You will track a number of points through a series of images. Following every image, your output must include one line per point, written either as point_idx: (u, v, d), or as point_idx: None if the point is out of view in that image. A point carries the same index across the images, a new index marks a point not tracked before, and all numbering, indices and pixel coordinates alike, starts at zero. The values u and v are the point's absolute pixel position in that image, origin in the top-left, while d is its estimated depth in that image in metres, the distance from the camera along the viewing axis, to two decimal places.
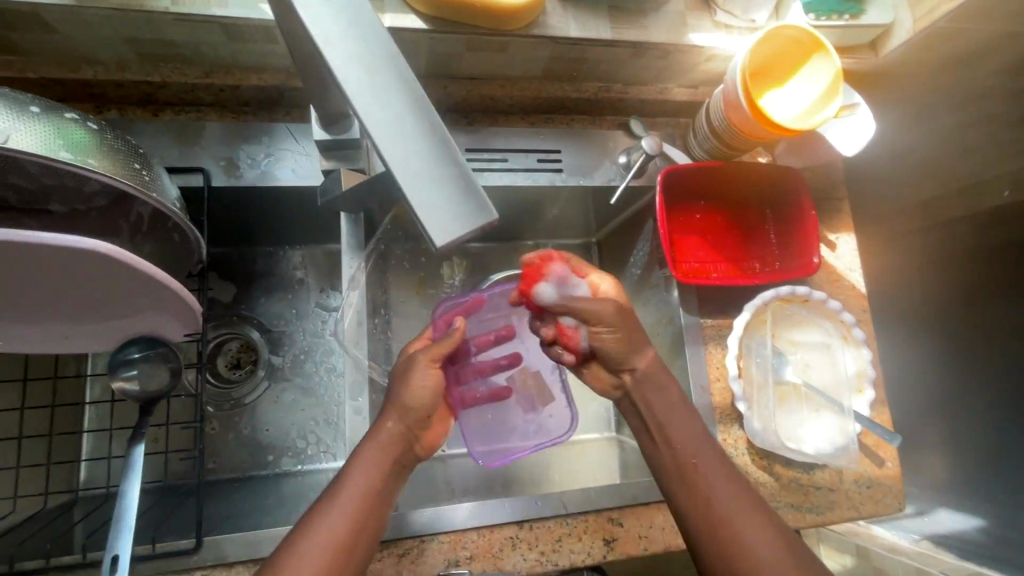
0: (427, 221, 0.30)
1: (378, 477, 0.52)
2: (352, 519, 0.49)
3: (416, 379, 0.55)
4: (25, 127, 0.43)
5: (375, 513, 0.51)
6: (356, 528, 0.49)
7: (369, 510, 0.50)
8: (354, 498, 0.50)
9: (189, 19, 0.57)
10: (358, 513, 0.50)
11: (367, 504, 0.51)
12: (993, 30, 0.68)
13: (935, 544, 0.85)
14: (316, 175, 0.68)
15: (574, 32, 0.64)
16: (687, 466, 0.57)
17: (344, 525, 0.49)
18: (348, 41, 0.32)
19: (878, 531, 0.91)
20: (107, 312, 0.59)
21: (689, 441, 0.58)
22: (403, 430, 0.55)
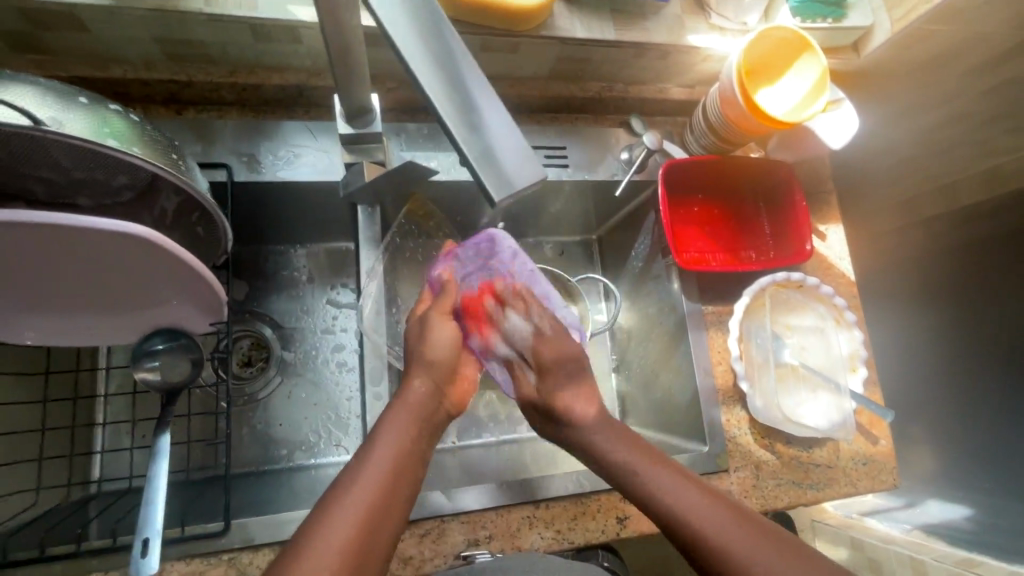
0: (486, 179, 0.35)
1: (408, 440, 0.53)
2: (383, 483, 0.49)
3: (435, 335, 0.63)
4: (76, 116, 0.47)
5: (408, 477, 0.51)
6: (389, 493, 0.49)
7: (400, 472, 0.51)
8: (388, 462, 0.51)
9: (221, 20, 0.60)
10: (389, 477, 0.50)
11: (398, 469, 0.51)
12: (963, 32, 0.74)
13: (924, 533, 0.87)
14: (336, 171, 0.71)
15: (580, 33, 0.68)
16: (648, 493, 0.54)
17: (376, 487, 0.48)
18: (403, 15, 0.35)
19: (869, 522, 0.94)
20: (135, 301, 0.61)
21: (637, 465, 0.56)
22: (428, 392, 0.59)
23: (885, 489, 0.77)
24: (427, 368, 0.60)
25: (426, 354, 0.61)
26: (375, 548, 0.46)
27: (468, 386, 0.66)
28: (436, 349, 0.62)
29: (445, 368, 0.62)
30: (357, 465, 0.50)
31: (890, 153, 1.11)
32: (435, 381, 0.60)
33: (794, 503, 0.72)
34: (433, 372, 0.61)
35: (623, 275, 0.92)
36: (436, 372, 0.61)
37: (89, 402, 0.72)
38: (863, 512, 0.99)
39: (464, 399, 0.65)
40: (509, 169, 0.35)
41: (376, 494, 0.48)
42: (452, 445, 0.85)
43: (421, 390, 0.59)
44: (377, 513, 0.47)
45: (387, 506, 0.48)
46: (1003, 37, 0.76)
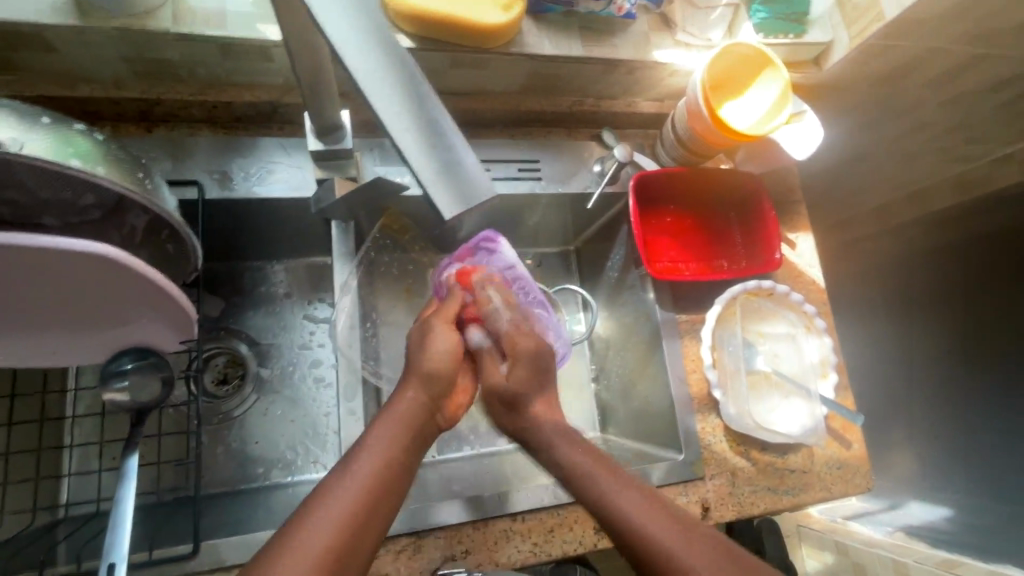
0: (437, 198, 0.34)
1: (393, 453, 0.52)
2: (360, 502, 0.48)
3: (436, 344, 0.61)
4: (38, 137, 0.47)
5: (387, 496, 0.50)
6: (368, 513, 0.48)
7: (387, 482, 0.50)
8: (368, 477, 0.49)
9: (189, 39, 0.60)
10: (367, 495, 0.48)
11: (378, 487, 0.49)
12: (917, 47, 0.77)
13: (908, 534, 0.88)
14: (309, 186, 0.71)
15: (549, 49, 0.69)
16: (621, 521, 0.51)
17: (351, 507, 0.47)
18: (357, 34, 0.35)
19: (851, 526, 0.94)
20: (102, 321, 0.61)
21: (612, 493, 0.53)
22: (421, 401, 0.58)
23: (860, 493, 0.77)
24: (426, 380, 0.59)
25: (425, 365, 0.60)
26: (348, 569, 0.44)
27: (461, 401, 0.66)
28: (438, 362, 0.61)
29: (443, 382, 0.61)
30: (341, 477, 0.49)
31: (858, 162, 1.15)
32: (430, 396, 0.59)
33: (770, 509, 0.72)
34: (430, 385, 0.59)
35: (600, 285, 0.92)
36: (433, 386, 0.60)
37: (57, 424, 0.71)
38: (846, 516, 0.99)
39: (456, 413, 0.65)
40: (460, 188, 0.35)
41: (353, 512, 0.47)
42: (431, 460, 0.84)
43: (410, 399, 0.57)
44: (355, 535, 0.46)
45: (364, 526, 0.47)
46: (955, 52, 0.79)
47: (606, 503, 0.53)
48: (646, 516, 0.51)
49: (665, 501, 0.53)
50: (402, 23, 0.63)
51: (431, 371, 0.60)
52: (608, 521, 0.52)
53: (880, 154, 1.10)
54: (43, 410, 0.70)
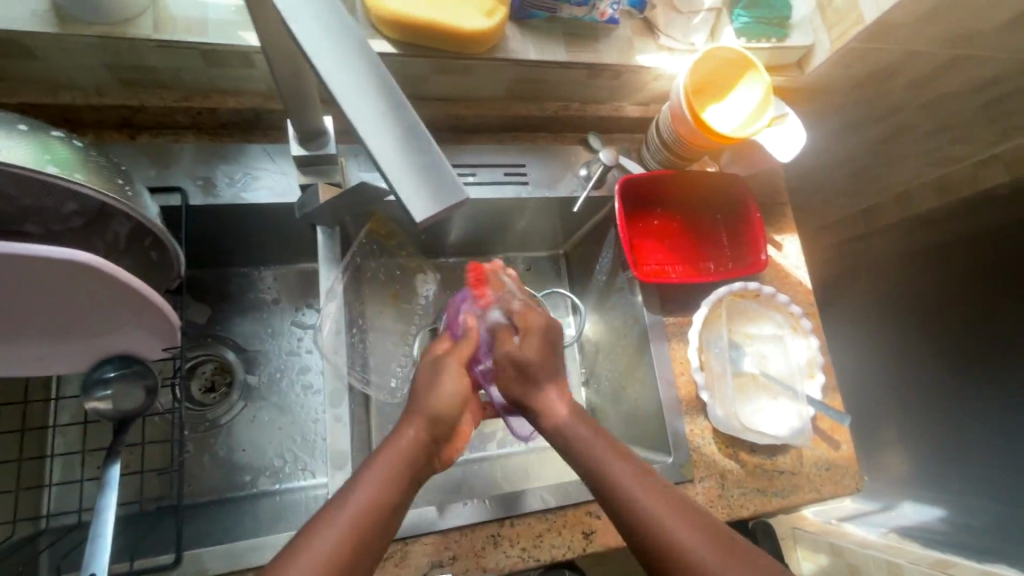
0: (409, 201, 0.33)
1: (392, 486, 0.51)
2: (355, 532, 0.47)
3: (445, 384, 0.59)
4: (15, 144, 0.46)
5: (384, 527, 0.49)
6: (363, 541, 0.47)
7: (379, 520, 0.49)
8: (365, 507, 0.49)
9: (170, 45, 0.60)
10: (363, 525, 0.48)
11: (374, 518, 0.48)
12: (897, 51, 0.78)
13: (901, 536, 0.88)
14: (293, 192, 0.71)
15: (532, 54, 0.70)
16: (624, 505, 0.52)
17: (345, 538, 0.47)
18: (332, 45, 0.35)
19: (846, 528, 0.94)
20: (83, 328, 0.60)
21: (612, 473, 0.54)
22: (423, 437, 0.55)
23: (849, 494, 0.77)
24: (429, 419, 0.56)
25: (430, 404, 0.57)
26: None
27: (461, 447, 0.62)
28: (443, 405, 0.58)
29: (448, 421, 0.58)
30: (338, 505, 0.49)
31: (843, 165, 1.16)
32: (432, 435, 0.56)
33: (759, 511, 0.72)
34: (434, 424, 0.56)
35: (589, 289, 0.93)
36: (437, 427, 0.57)
37: (40, 434, 0.70)
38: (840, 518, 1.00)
39: (456, 456, 0.61)
40: (433, 189, 0.34)
41: (346, 543, 0.46)
42: None
43: (412, 431, 0.55)
44: (349, 564, 0.46)
45: (358, 555, 0.47)
46: (935, 55, 0.80)
47: (606, 480, 0.53)
48: (645, 495, 0.51)
49: (664, 482, 0.53)
50: (385, 29, 0.64)
51: (437, 409, 0.57)
52: (608, 499, 0.53)
53: (865, 156, 1.11)
54: (25, 420, 0.69)
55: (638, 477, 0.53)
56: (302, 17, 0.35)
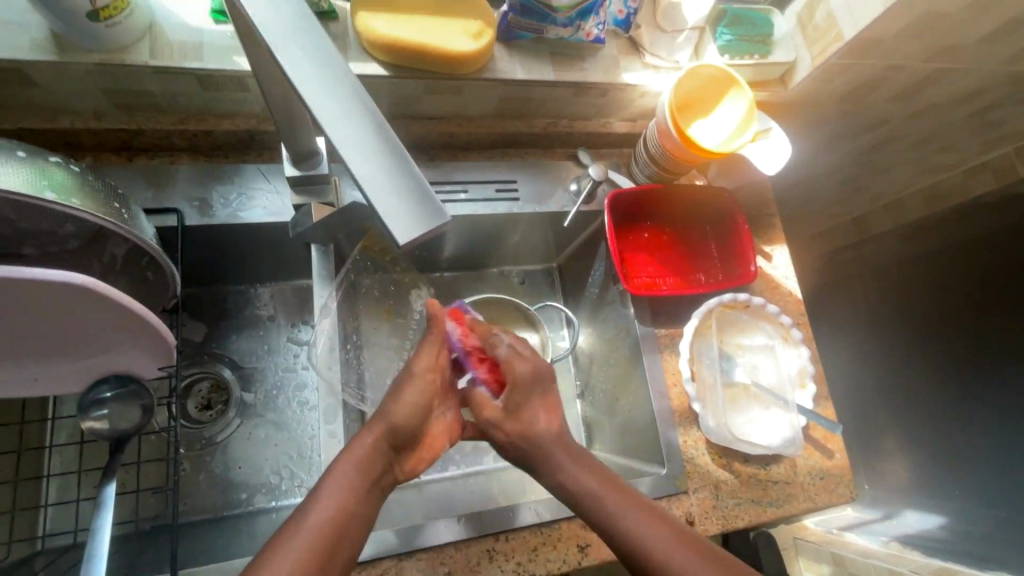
0: (392, 224, 0.34)
1: (349, 495, 0.52)
2: (316, 543, 0.49)
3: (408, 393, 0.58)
4: (13, 170, 0.47)
5: (344, 535, 0.51)
6: (326, 554, 0.49)
7: (340, 531, 0.51)
8: (325, 518, 0.50)
9: (166, 70, 0.62)
10: (323, 537, 0.49)
11: (335, 529, 0.50)
12: (877, 66, 0.80)
13: (902, 545, 0.87)
14: (287, 211, 0.73)
15: (520, 74, 0.72)
16: (619, 530, 0.56)
17: (306, 552, 0.48)
18: (319, 76, 0.37)
19: (847, 537, 0.93)
20: (80, 349, 0.61)
21: (612, 510, 0.57)
22: (380, 444, 0.56)
23: (844, 503, 0.77)
24: (387, 426, 0.57)
25: (390, 413, 0.57)
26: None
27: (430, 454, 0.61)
28: (406, 411, 0.57)
29: (408, 428, 0.58)
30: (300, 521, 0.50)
31: (831, 175, 1.17)
32: (392, 442, 0.57)
33: (754, 522, 0.72)
34: (392, 431, 0.56)
35: (582, 301, 0.93)
36: (394, 433, 0.57)
37: (36, 455, 0.71)
38: (842, 527, 0.98)
39: (421, 465, 0.60)
40: (416, 214, 0.35)
41: (309, 556, 0.48)
42: (417, 481, 0.83)
43: (370, 438, 0.56)
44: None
45: (322, 570, 0.49)
46: (914, 69, 0.82)
47: (604, 513, 0.57)
48: (643, 523, 0.56)
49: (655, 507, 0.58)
50: (376, 52, 0.66)
51: (394, 415, 0.57)
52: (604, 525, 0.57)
53: (852, 166, 1.13)
54: (21, 441, 0.69)
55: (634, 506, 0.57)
56: (288, 47, 0.37)
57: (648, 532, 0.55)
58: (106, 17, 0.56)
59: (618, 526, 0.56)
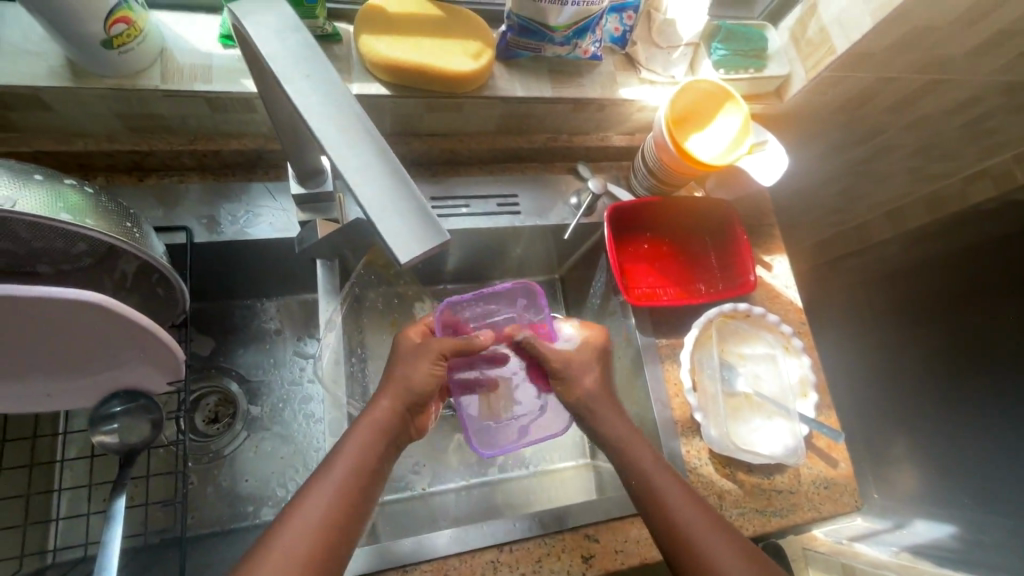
0: (393, 243, 0.35)
1: (366, 455, 0.56)
2: (338, 497, 0.53)
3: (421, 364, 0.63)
4: (29, 193, 0.49)
5: (362, 492, 0.55)
6: (349, 508, 0.53)
7: (362, 479, 0.55)
8: (347, 475, 0.55)
9: (177, 94, 0.64)
10: (348, 489, 0.54)
11: (357, 479, 0.55)
12: (871, 78, 0.81)
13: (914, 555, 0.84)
14: (293, 228, 0.74)
15: (520, 92, 0.74)
16: (638, 474, 0.62)
17: (329, 504, 0.53)
18: (325, 107, 0.38)
19: (858, 547, 0.85)
20: (89, 364, 0.62)
21: (637, 459, 0.63)
22: (396, 407, 0.60)
23: (850, 512, 0.77)
24: (402, 389, 0.61)
25: (404, 375, 0.62)
26: (328, 564, 0.51)
27: (428, 418, 0.68)
28: (418, 381, 0.62)
29: (421, 395, 0.62)
30: (324, 476, 0.54)
31: (831, 185, 1.18)
32: (406, 404, 0.61)
33: (759, 532, 0.72)
34: (405, 395, 0.61)
35: (584, 312, 0.94)
36: (410, 399, 0.61)
37: (47, 469, 0.72)
38: (851, 537, 0.90)
39: (423, 426, 0.67)
40: (418, 233, 0.36)
41: (333, 509, 0.52)
42: (422, 492, 0.84)
43: (387, 401, 0.60)
44: (337, 529, 0.52)
45: (351, 511, 0.53)
46: (908, 80, 0.83)
47: (647, 481, 0.61)
48: (658, 472, 0.62)
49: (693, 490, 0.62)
50: (378, 74, 0.67)
51: (409, 382, 0.62)
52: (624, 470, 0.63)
53: (852, 176, 1.14)
54: (33, 455, 0.71)
55: (678, 484, 0.61)
56: (296, 76, 0.38)
57: (662, 480, 0.61)
58: (119, 44, 0.58)
59: (639, 471, 0.62)
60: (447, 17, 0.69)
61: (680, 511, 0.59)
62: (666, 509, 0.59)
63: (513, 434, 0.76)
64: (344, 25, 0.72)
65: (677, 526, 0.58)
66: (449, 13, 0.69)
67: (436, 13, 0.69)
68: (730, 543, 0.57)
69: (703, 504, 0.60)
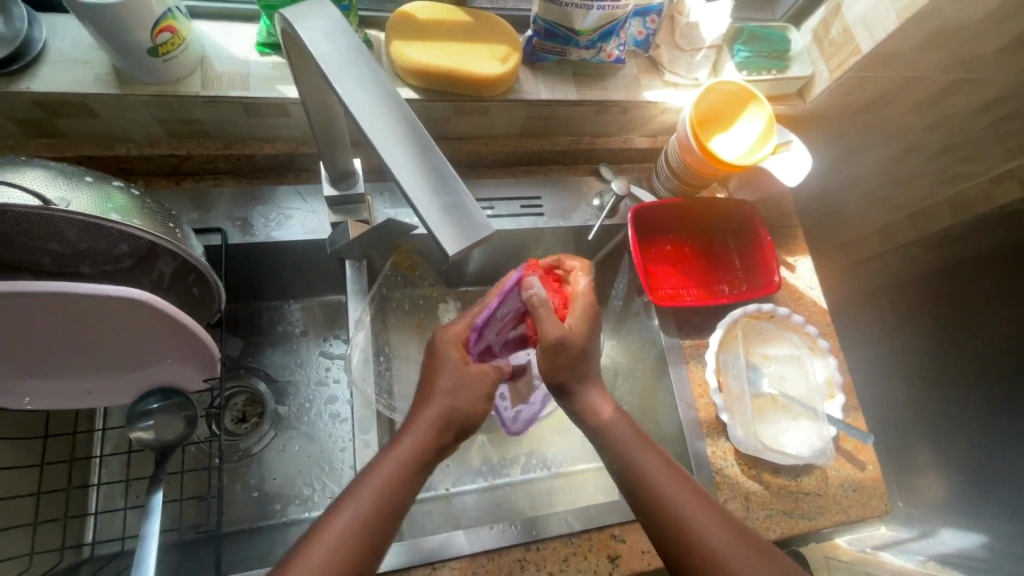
0: (441, 236, 0.36)
1: (401, 479, 0.54)
2: (366, 524, 0.52)
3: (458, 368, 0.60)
4: (81, 194, 0.51)
5: (391, 521, 0.53)
6: (368, 547, 0.51)
7: (397, 497, 0.54)
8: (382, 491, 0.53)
9: (215, 100, 0.66)
10: (380, 505, 0.53)
11: (393, 498, 0.54)
12: (897, 78, 0.81)
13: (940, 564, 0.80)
14: (323, 229, 0.76)
15: (544, 94, 0.75)
16: (643, 482, 0.58)
17: (351, 545, 0.50)
18: (373, 107, 0.39)
19: (883, 556, 0.80)
20: (130, 361, 0.64)
21: (640, 465, 0.59)
22: (440, 427, 0.57)
23: (879, 516, 0.76)
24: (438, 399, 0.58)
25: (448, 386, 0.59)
26: None
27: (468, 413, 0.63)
28: (454, 388, 0.59)
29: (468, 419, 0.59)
30: (349, 508, 0.52)
31: (853, 186, 1.18)
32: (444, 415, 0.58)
33: (786, 534, 0.71)
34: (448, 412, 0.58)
35: (606, 314, 0.95)
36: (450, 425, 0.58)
37: (84, 465, 0.74)
38: (875, 546, 0.84)
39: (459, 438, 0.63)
40: (461, 226, 0.37)
41: (362, 527, 0.51)
42: (445, 493, 0.84)
43: (430, 432, 0.57)
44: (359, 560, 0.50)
45: (383, 529, 0.52)
46: (934, 79, 0.83)
47: (640, 478, 0.58)
48: (666, 478, 0.58)
49: (691, 479, 0.59)
50: (409, 79, 0.69)
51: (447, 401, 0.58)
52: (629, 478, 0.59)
53: (874, 177, 1.13)
54: (72, 451, 0.72)
55: (672, 474, 0.58)
56: (346, 77, 0.40)
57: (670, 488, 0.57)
58: (163, 52, 0.60)
59: (641, 475, 0.58)
60: (475, 23, 0.71)
61: (682, 505, 0.56)
62: (661, 502, 0.56)
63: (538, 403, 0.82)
64: (375, 32, 0.74)
65: (671, 523, 0.56)
66: (476, 19, 0.71)
67: (464, 19, 0.70)
68: (727, 526, 0.55)
69: (699, 493, 0.57)
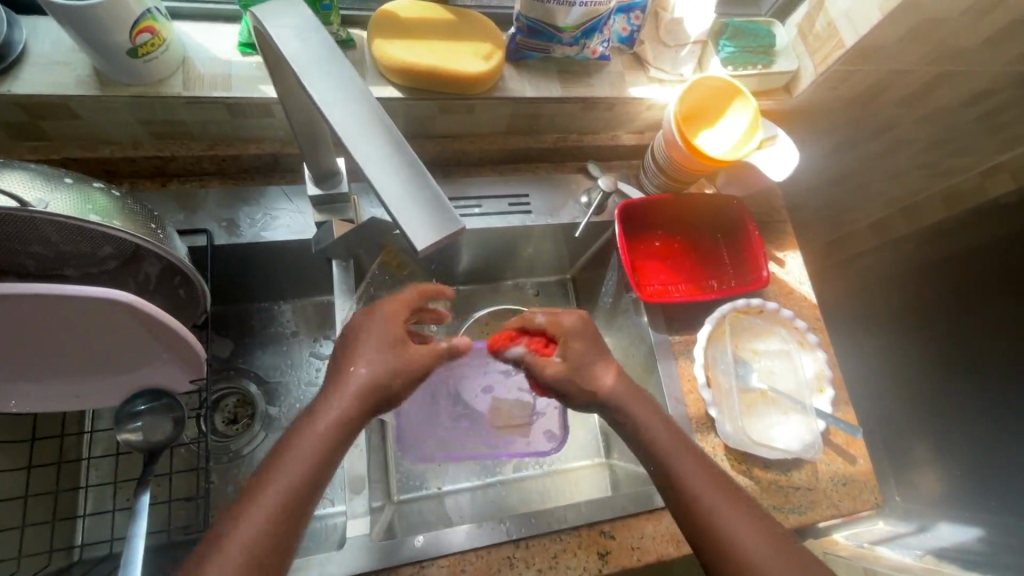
0: (411, 231, 0.36)
1: (342, 424, 0.55)
2: (309, 466, 0.53)
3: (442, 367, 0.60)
4: (61, 196, 0.51)
5: (328, 462, 0.54)
6: (300, 504, 0.52)
7: (335, 442, 0.54)
8: (323, 434, 0.54)
9: (199, 101, 0.66)
10: (320, 450, 0.53)
11: (331, 443, 0.54)
12: (882, 72, 0.81)
13: (938, 558, 0.77)
14: (310, 228, 0.76)
15: (529, 91, 0.75)
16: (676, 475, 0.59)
17: (291, 487, 0.51)
18: (346, 106, 0.39)
19: (880, 551, 0.77)
20: (115, 364, 0.64)
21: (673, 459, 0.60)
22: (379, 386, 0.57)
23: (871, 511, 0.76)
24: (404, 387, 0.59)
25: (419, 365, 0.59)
26: (292, 527, 0.51)
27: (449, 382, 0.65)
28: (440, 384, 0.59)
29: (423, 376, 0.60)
30: (287, 464, 0.52)
31: (844, 181, 1.18)
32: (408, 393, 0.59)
33: None
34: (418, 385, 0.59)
35: (597, 312, 0.95)
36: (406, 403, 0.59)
37: (73, 468, 0.74)
38: (874, 540, 0.80)
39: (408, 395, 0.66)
40: (431, 222, 0.37)
41: (305, 469, 0.52)
42: (437, 492, 0.84)
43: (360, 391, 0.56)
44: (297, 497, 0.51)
45: (322, 470, 0.53)
46: (920, 72, 0.83)
47: (676, 474, 0.59)
48: (697, 474, 0.59)
49: (726, 479, 0.60)
50: (392, 77, 0.69)
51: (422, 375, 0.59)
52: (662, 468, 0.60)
53: (864, 171, 1.13)
54: (60, 453, 0.72)
55: (705, 474, 0.59)
56: (317, 76, 0.40)
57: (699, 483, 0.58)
58: (144, 54, 0.60)
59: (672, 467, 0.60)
60: (457, 20, 0.71)
61: (710, 500, 0.57)
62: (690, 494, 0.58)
63: (558, 419, 0.85)
64: (358, 31, 0.75)
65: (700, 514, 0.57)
66: (459, 17, 0.71)
67: (447, 16, 0.70)
68: (755, 524, 0.56)
69: (730, 491, 0.58)
